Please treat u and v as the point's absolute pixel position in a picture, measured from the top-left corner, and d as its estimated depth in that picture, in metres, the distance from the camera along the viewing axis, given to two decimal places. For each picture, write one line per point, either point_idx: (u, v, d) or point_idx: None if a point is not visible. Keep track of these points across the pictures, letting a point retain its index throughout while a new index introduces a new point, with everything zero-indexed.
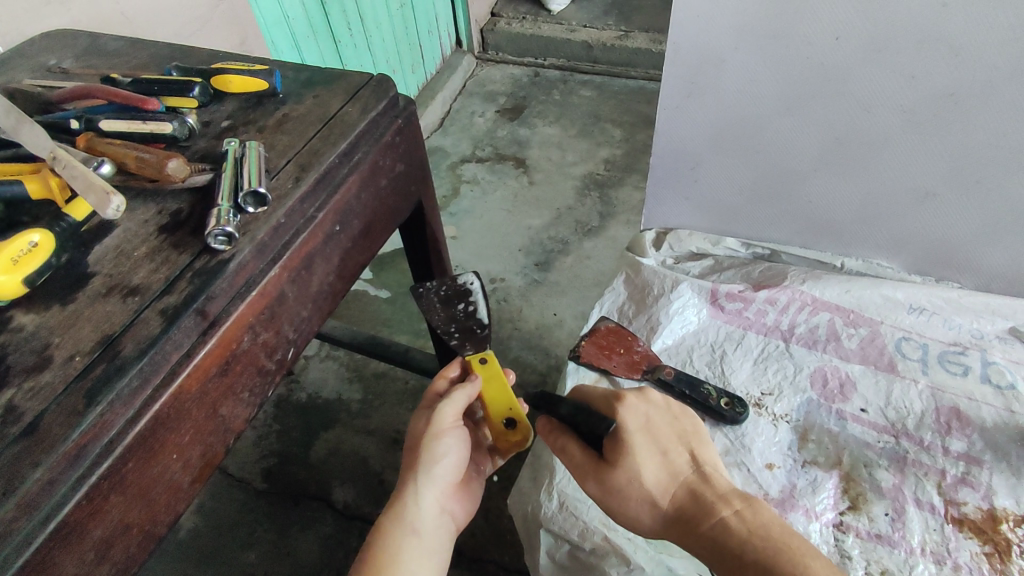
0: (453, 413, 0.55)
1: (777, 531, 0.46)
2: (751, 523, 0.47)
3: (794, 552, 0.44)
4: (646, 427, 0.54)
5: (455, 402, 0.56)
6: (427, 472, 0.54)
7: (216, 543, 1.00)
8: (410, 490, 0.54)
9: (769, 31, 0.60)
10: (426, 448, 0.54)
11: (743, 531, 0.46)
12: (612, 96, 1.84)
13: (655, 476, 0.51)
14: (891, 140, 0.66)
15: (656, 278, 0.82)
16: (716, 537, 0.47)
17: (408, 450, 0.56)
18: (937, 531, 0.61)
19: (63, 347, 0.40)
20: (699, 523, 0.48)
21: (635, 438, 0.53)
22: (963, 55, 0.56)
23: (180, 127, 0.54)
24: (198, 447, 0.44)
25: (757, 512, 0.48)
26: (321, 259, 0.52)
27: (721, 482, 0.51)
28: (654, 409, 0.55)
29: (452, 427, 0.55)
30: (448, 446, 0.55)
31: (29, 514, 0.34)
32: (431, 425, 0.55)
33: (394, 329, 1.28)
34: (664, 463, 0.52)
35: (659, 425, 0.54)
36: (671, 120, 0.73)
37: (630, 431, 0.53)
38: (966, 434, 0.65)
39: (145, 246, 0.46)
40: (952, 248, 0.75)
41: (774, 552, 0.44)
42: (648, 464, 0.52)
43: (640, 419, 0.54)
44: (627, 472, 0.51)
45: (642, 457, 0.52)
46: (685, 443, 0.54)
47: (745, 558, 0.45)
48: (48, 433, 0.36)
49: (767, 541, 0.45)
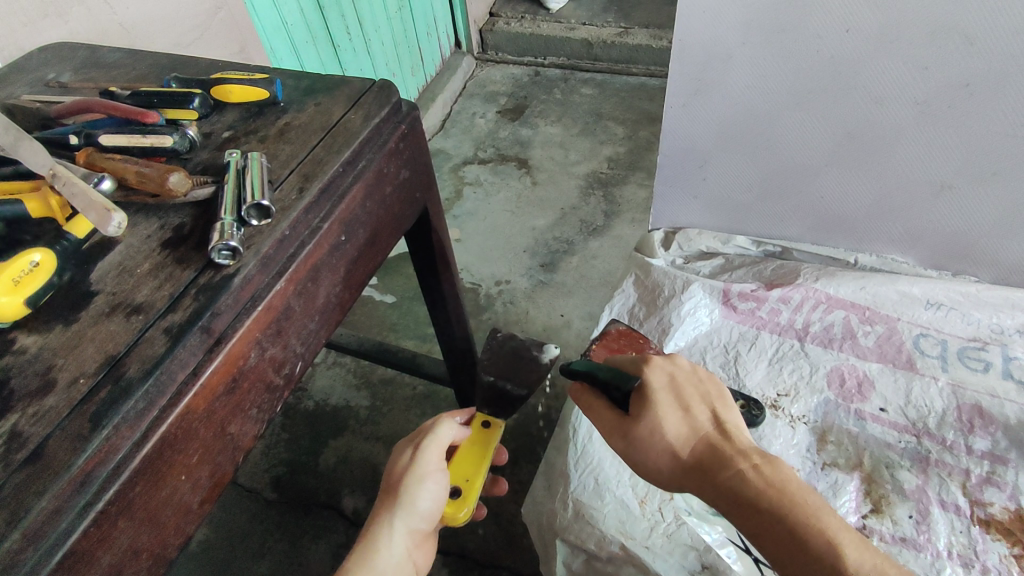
0: (438, 460, 0.56)
1: (797, 487, 0.44)
2: (771, 478, 0.45)
3: (810, 507, 0.43)
4: (671, 383, 0.52)
5: (440, 442, 0.57)
6: (404, 515, 0.54)
7: (228, 555, 0.99)
8: (385, 529, 0.53)
9: (777, 26, 0.59)
10: (406, 490, 0.54)
11: (762, 485, 0.45)
12: (614, 94, 1.83)
13: (676, 430, 0.49)
14: (904, 132, 0.64)
15: (666, 278, 0.81)
16: (734, 488, 0.45)
17: (386, 487, 0.56)
18: (963, 533, 0.59)
19: (67, 370, 0.40)
20: (718, 474, 0.47)
21: (658, 394, 0.51)
22: (977, 44, 0.55)
23: (181, 140, 0.52)
24: (207, 467, 0.43)
25: (778, 467, 0.46)
26: (327, 270, 0.51)
27: (744, 437, 0.49)
28: (680, 369, 0.52)
29: (435, 473, 0.56)
30: (428, 491, 0.55)
31: (35, 544, 0.33)
32: (414, 466, 0.55)
33: (401, 334, 1.27)
34: (686, 418, 0.50)
35: (683, 383, 0.52)
36: (678, 118, 0.72)
37: (654, 388, 0.51)
38: (989, 432, 0.64)
39: (148, 262, 0.45)
40: (970, 242, 0.73)
41: (791, 506, 0.43)
42: (670, 419, 0.50)
43: (664, 377, 0.52)
44: (648, 426, 0.50)
45: (665, 410, 0.50)
46: (709, 400, 0.51)
47: (763, 510, 0.44)
48: (53, 459, 0.36)
49: (785, 496, 0.44)
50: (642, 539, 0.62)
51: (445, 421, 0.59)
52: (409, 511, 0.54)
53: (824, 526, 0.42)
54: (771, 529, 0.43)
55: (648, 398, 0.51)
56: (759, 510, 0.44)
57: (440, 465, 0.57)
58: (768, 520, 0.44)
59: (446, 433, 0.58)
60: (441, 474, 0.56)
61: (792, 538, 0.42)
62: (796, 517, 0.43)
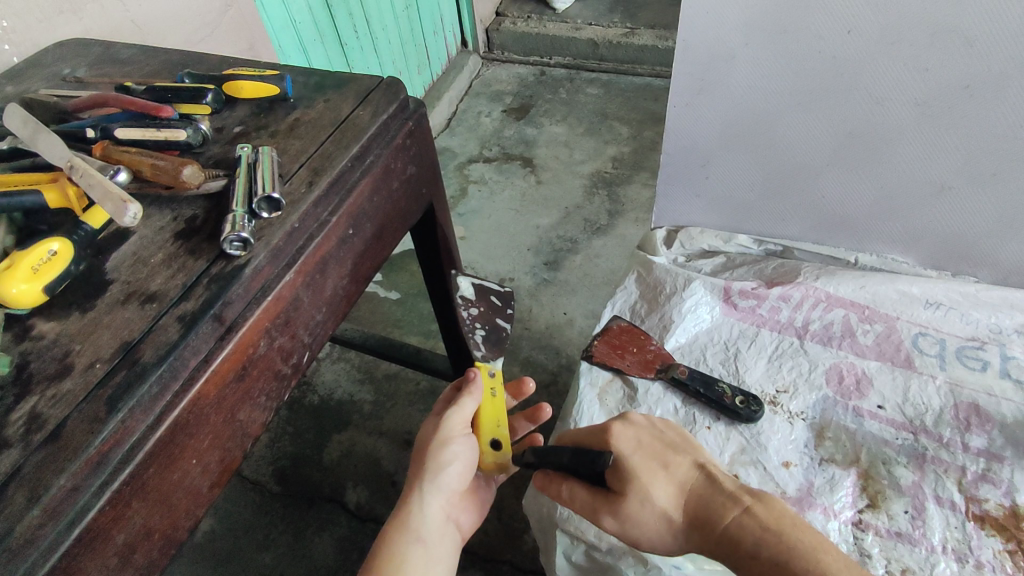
0: (462, 424, 0.57)
1: (788, 525, 0.47)
2: (764, 520, 0.47)
3: (806, 546, 0.45)
4: (639, 446, 0.54)
5: (464, 408, 0.58)
6: (432, 479, 0.55)
7: (233, 545, 1.01)
8: (416, 494, 0.55)
9: (779, 27, 0.60)
10: (433, 456, 0.56)
11: (758, 530, 0.47)
12: (619, 94, 1.84)
13: (664, 491, 0.51)
14: (905, 134, 0.65)
15: (668, 276, 0.81)
16: (734, 540, 0.47)
17: (417, 456, 0.58)
18: (959, 528, 0.60)
19: (83, 356, 0.41)
20: (715, 527, 0.48)
21: (633, 459, 0.53)
22: (977, 46, 0.56)
23: (194, 134, 0.54)
24: (217, 452, 0.44)
25: (767, 507, 0.48)
26: (334, 263, 0.52)
27: (727, 482, 0.51)
28: (642, 430, 0.56)
29: (460, 436, 0.57)
30: (454, 455, 0.56)
31: (53, 521, 0.35)
32: (438, 432, 0.56)
33: (404, 329, 1.28)
34: (669, 476, 0.52)
35: (651, 443, 0.55)
36: (681, 118, 0.73)
37: (626, 455, 0.53)
38: (985, 430, 0.64)
39: (162, 253, 0.47)
40: (969, 242, 0.74)
41: (791, 548, 0.45)
42: (655, 483, 0.52)
43: (632, 442, 0.55)
44: (637, 496, 0.51)
45: (648, 477, 0.52)
46: (683, 454, 0.54)
47: (766, 559, 0.45)
48: (70, 439, 0.37)
49: (781, 537, 0.46)
50: None
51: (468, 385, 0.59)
52: (437, 475, 0.56)
53: (825, 563, 0.44)
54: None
55: (625, 468, 0.53)
56: (762, 561, 0.46)
57: (466, 428, 0.58)
58: (773, 569, 0.45)
59: (470, 396, 0.58)
60: (465, 436, 0.57)
61: None
62: (797, 560, 0.44)
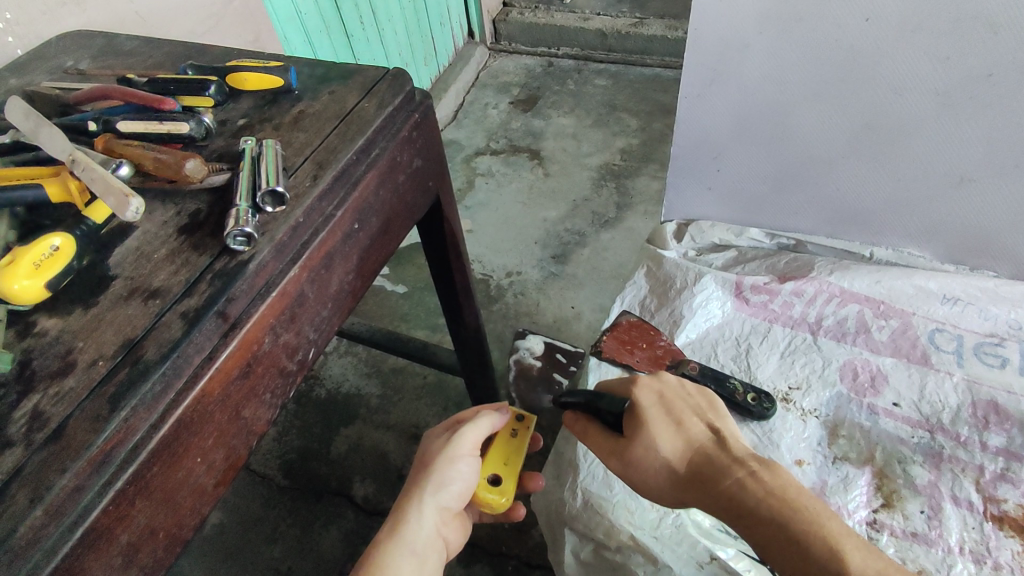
0: (472, 446, 0.57)
1: (794, 491, 0.46)
2: (768, 484, 0.46)
3: (809, 513, 0.44)
4: (659, 401, 0.55)
5: (478, 430, 0.59)
6: (433, 493, 0.55)
7: (241, 538, 1.01)
8: (415, 505, 0.54)
9: (794, 16, 0.58)
10: (438, 470, 0.55)
11: (759, 491, 0.46)
12: (628, 85, 1.81)
13: (672, 446, 0.52)
14: (923, 123, 0.63)
15: (678, 271, 0.80)
16: (734, 496, 0.47)
17: (419, 467, 0.57)
18: (976, 529, 0.59)
19: (86, 352, 0.40)
20: (717, 484, 0.48)
21: (648, 412, 0.54)
22: (1002, 33, 0.54)
23: (197, 127, 0.53)
24: (222, 450, 0.44)
25: (775, 473, 0.47)
26: (340, 258, 0.51)
27: (739, 446, 0.51)
28: (667, 387, 0.56)
29: (468, 456, 0.57)
30: (459, 473, 0.56)
31: (57, 521, 0.34)
32: (447, 448, 0.56)
33: (411, 323, 1.28)
34: (680, 432, 0.52)
35: (672, 400, 0.55)
36: (692, 109, 0.72)
37: (644, 407, 0.54)
38: (1004, 428, 0.63)
39: (165, 248, 0.46)
40: (990, 235, 0.72)
41: (793, 511, 0.44)
42: (664, 436, 0.52)
43: (652, 396, 0.55)
44: (644, 443, 0.52)
45: (658, 430, 0.52)
46: (701, 414, 0.54)
47: (762, 518, 0.45)
48: (73, 438, 0.36)
49: (783, 501, 0.45)
50: (651, 529, 0.63)
51: (485, 415, 0.61)
52: (439, 490, 0.55)
53: (825, 529, 0.43)
54: (772, 534, 0.45)
55: (639, 418, 0.53)
56: (760, 519, 0.45)
57: (473, 449, 0.58)
58: (768, 528, 0.45)
59: (485, 421, 0.60)
60: (473, 458, 0.57)
61: (795, 544, 0.43)
62: (796, 522, 0.44)
